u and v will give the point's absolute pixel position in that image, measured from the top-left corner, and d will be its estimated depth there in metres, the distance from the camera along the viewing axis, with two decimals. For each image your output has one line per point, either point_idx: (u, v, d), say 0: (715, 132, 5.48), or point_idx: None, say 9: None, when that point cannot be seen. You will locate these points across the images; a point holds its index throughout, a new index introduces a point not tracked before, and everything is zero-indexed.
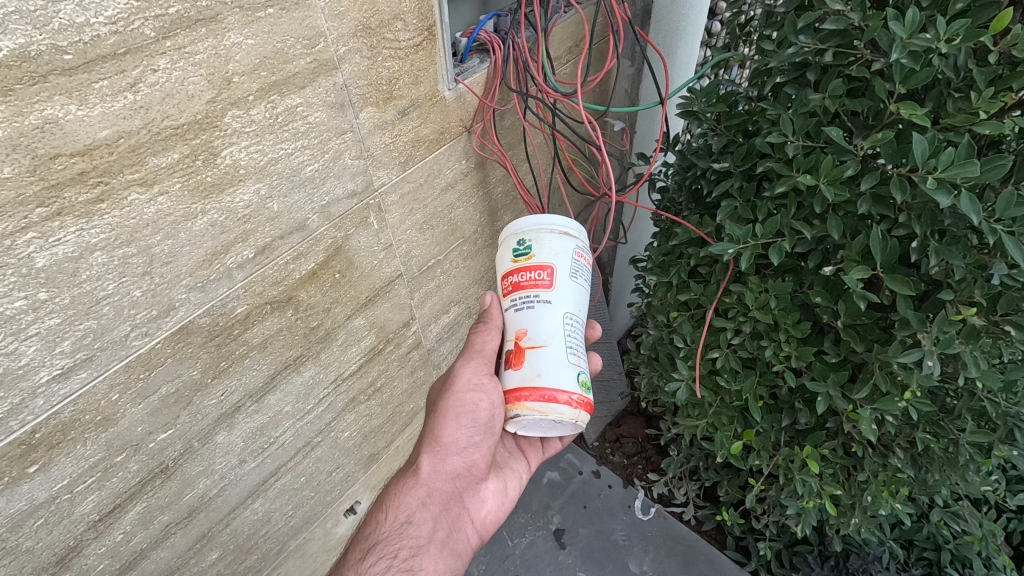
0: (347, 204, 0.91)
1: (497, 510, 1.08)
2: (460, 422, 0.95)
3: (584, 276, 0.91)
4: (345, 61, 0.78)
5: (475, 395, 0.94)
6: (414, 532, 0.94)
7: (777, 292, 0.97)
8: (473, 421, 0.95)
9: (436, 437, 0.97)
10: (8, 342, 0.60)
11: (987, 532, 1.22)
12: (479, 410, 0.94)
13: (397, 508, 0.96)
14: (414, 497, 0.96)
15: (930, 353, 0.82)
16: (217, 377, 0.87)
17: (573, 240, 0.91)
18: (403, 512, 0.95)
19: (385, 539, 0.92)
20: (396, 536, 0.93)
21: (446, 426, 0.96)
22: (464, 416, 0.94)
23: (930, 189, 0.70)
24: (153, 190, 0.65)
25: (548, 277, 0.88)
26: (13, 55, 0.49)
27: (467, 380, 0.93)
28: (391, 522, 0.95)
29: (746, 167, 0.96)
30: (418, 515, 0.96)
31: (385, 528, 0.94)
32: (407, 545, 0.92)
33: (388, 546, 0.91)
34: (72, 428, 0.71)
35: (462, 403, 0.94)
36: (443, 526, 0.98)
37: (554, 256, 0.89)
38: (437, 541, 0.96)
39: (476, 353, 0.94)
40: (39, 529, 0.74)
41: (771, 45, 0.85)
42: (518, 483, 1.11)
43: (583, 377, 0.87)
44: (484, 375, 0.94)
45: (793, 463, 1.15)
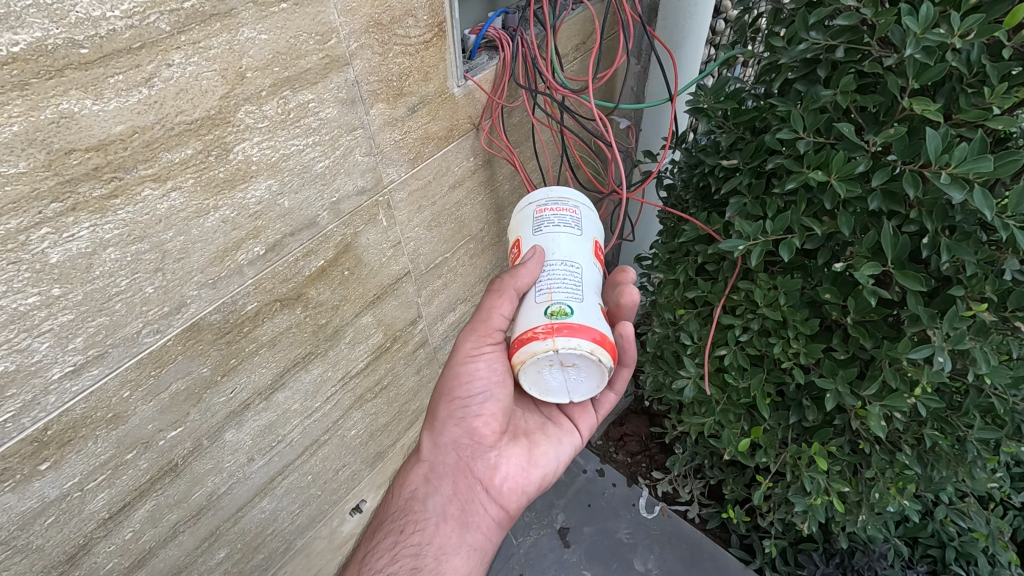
0: (357, 201, 0.91)
1: (525, 482, 1.01)
2: (455, 390, 0.96)
3: (558, 220, 0.95)
4: (356, 57, 0.78)
5: (472, 362, 0.95)
6: (419, 507, 0.95)
7: (786, 289, 0.97)
8: (467, 387, 0.95)
9: (435, 410, 0.99)
10: (21, 338, 0.60)
11: (993, 529, 1.22)
12: (477, 377, 0.95)
13: (403, 486, 0.99)
14: (418, 473, 0.99)
15: (941, 349, 0.82)
16: (227, 375, 0.86)
17: (532, 205, 0.99)
18: (409, 489, 0.98)
19: (393, 515, 0.96)
20: (402, 512, 0.95)
21: (442, 396, 0.97)
22: (456, 384, 0.95)
23: (943, 185, 0.70)
24: (166, 185, 0.65)
25: (518, 248, 0.98)
26: (31, 49, 0.49)
27: (467, 352, 0.95)
28: (399, 499, 0.98)
29: (756, 164, 0.96)
30: (423, 490, 0.97)
31: (393, 505, 0.98)
32: (412, 520, 0.94)
33: (394, 522, 0.94)
34: (83, 425, 0.71)
35: (458, 373, 0.95)
36: (454, 501, 0.97)
37: (521, 229, 0.99)
38: (447, 516, 0.95)
39: (479, 321, 0.94)
40: (50, 527, 0.74)
41: (781, 42, 0.85)
42: (546, 453, 1.04)
43: (555, 306, 0.85)
44: (484, 346, 0.95)
45: (800, 460, 1.15)
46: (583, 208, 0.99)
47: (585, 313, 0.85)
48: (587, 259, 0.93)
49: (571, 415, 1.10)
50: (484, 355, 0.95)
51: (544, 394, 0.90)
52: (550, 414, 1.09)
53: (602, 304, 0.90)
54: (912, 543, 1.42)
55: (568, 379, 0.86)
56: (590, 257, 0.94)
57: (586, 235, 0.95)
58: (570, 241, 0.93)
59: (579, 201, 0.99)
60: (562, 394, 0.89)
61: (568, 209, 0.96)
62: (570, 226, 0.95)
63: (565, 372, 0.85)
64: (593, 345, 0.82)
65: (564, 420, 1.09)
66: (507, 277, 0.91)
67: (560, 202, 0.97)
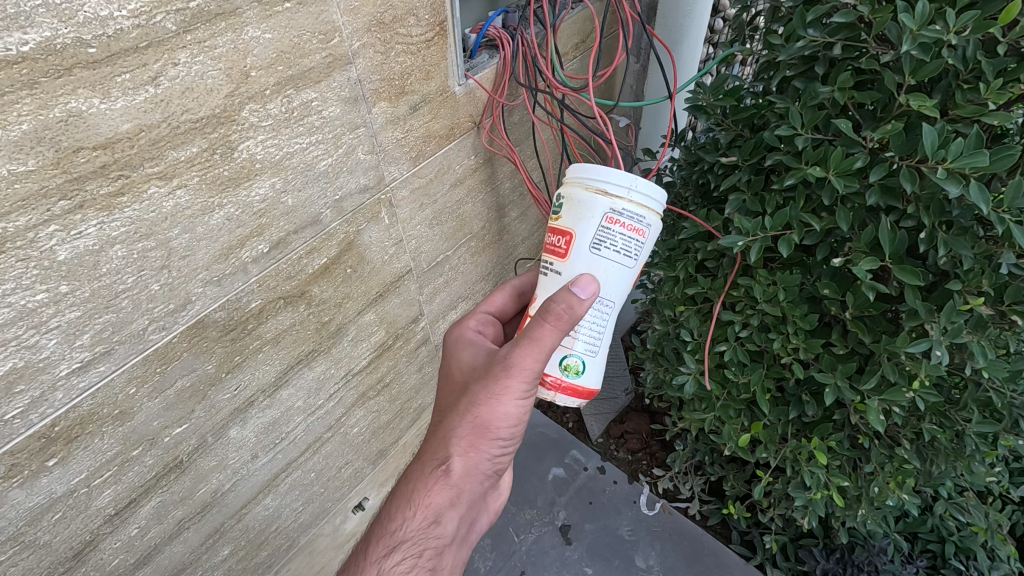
0: (360, 199, 0.92)
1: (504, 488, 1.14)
2: (499, 429, 0.91)
3: (622, 244, 0.85)
4: (359, 56, 0.79)
5: (522, 403, 0.90)
6: (439, 533, 0.93)
7: (785, 284, 0.98)
8: (512, 427, 0.92)
9: (473, 438, 0.91)
10: (30, 335, 0.61)
11: (991, 522, 1.23)
12: (521, 415, 0.92)
13: (424, 509, 0.92)
14: (442, 499, 0.92)
15: (939, 343, 0.83)
16: (231, 372, 0.87)
17: (606, 205, 0.84)
18: (430, 514, 0.92)
19: (411, 538, 0.92)
20: (421, 537, 0.92)
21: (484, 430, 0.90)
22: (508, 424, 0.90)
23: (939, 179, 0.71)
24: (172, 183, 0.65)
25: (565, 245, 0.89)
26: (40, 49, 0.50)
27: (517, 391, 0.89)
28: (418, 521, 0.92)
29: (755, 161, 0.97)
30: (446, 516, 0.93)
31: (411, 527, 0.92)
32: (431, 545, 0.93)
33: (413, 546, 0.91)
34: (90, 421, 0.71)
35: (507, 411, 0.89)
36: (463, 521, 0.98)
37: (579, 223, 0.86)
38: (458, 535, 0.97)
39: (535, 360, 0.87)
40: (57, 523, 0.75)
41: (779, 40, 0.86)
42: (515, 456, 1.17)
43: (569, 361, 0.91)
44: (534, 386, 0.90)
45: (800, 455, 1.16)
46: (654, 221, 0.86)
47: (592, 370, 0.93)
48: (624, 293, 0.91)
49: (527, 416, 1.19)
50: (528, 395, 0.91)
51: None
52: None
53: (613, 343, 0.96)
54: (911, 538, 1.42)
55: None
56: (628, 289, 0.92)
57: (638, 263, 0.89)
58: (619, 274, 0.88)
59: (653, 216, 0.86)
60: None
61: (638, 229, 0.85)
62: (629, 254, 0.86)
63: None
64: (586, 400, 0.95)
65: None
66: (568, 312, 0.85)
67: (634, 216, 0.84)
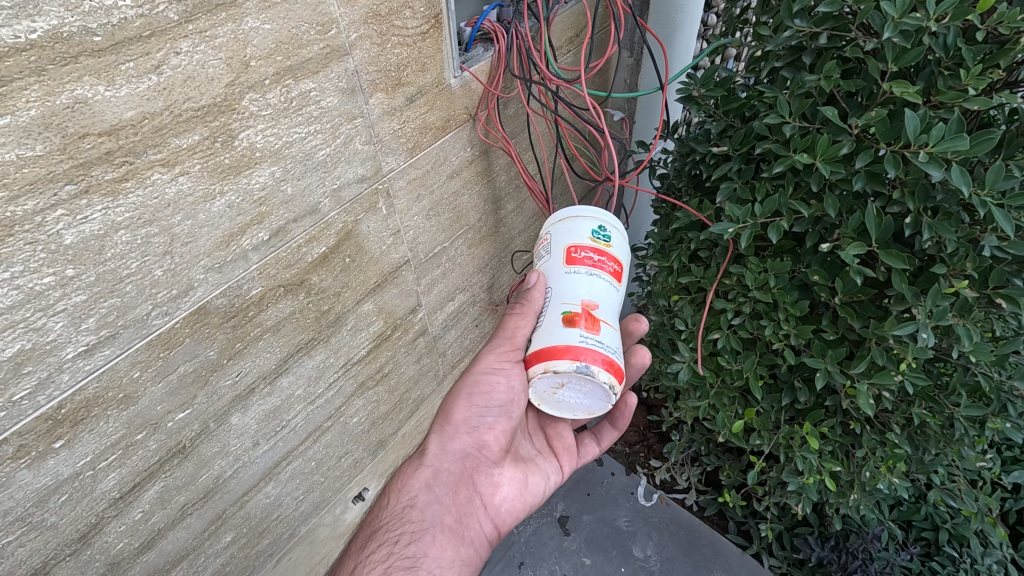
0: (357, 189, 0.93)
1: (519, 506, 1.07)
2: (473, 399, 1.01)
3: (540, 258, 1.02)
4: (356, 48, 0.81)
5: (495, 374, 1.00)
6: (417, 515, 0.97)
7: (775, 271, 1.01)
8: (487, 399, 1.01)
9: (448, 415, 1.04)
10: (38, 317, 0.62)
11: (982, 506, 1.24)
12: (495, 386, 1.00)
13: (400, 492, 1.01)
14: (419, 480, 1.01)
15: (924, 325, 0.85)
16: (232, 358, 0.89)
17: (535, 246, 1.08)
18: (408, 495, 1.00)
19: (387, 526, 0.97)
20: (399, 521, 0.97)
21: (459, 404, 1.03)
22: (479, 393, 1.01)
23: (921, 163, 0.73)
24: (174, 170, 0.67)
25: None
26: (48, 36, 0.52)
27: (489, 364, 1.00)
28: (397, 504, 0.99)
29: (745, 150, 0.98)
30: (422, 497, 0.99)
31: (389, 513, 0.99)
32: (407, 530, 0.96)
33: (388, 533, 0.95)
34: (95, 404, 0.73)
35: (479, 381, 1.00)
36: (450, 512, 0.99)
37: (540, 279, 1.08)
38: (442, 526, 0.97)
39: (504, 339, 0.99)
40: (63, 505, 0.76)
41: (767, 31, 0.88)
42: (538, 481, 1.10)
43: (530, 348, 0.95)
44: (507, 361, 1.00)
45: (793, 440, 1.17)
46: (554, 227, 1.00)
47: (540, 341, 0.90)
48: (557, 275, 0.95)
49: (571, 449, 1.17)
50: (504, 371, 1.00)
51: (592, 412, 0.96)
52: (543, 447, 1.14)
53: (568, 310, 0.89)
54: (905, 526, 1.43)
55: (584, 393, 0.90)
56: (561, 270, 0.95)
57: (554, 251, 0.97)
58: (544, 270, 0.98)
59: (552, 224, 1.01)
60: (601, 395, 0.89)
61: (542, 240, 1.02)
62: (543, 256, 1.00)
63: (567, 388, 0.90)
64: (544, 364, 0.87)
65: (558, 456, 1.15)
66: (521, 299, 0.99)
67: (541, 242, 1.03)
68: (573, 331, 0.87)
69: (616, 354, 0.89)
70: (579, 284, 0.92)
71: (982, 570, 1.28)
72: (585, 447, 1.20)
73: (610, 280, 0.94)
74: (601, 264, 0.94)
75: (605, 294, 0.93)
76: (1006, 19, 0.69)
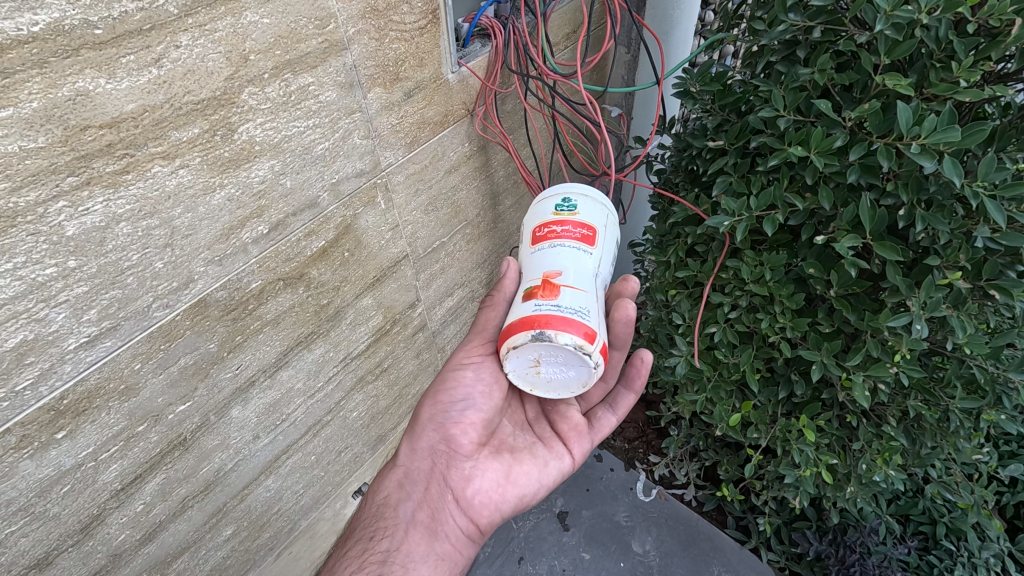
0: (356, 182, 0.94)
1: (507, 499, 1.01)
2: (439, 394, 1.03)
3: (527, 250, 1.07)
4: (354, 42, 0.81)
5: (463, 369, 1.03)
6: (390, 513, 0.97)
7: (771, 265, 1.01)
8: (453, 393, 1.02)
9: (418, 415, 1.05)
10: (40, 308, 0.63)
11: (978, 499, 1.24)
12: (462, 380, 1.02)
13: (376, 493, 1.02)
14: (392, 479, 1.01)
15: (919, 317, 0.86)
16: (233, 351, 0.90)
17: None
18: (382, 494, 1.00)
19: (363, 524, 0.98)
20: (373, 519, 0.97)
21: (428, 401, 1.04)
22: (446, 388, 1.02)
23: (913, 155, 0.74)
24: (175, 163, 0.68)
25: None
26: (49, 29, 0.53)
27: (460, 359, 1.04)
28: (372, 504, 1.00)
29: (740, 144, 0.99)
30: (394, 496, 0.99)
31: (366, 514, 1.00)
32: (380, 527, 0.96)
33: (364, 530, 0.96)
34: (97, 395, 0.74)
35: (448, 377, 1.03)
36: (424, 509, 0.98)
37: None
38: (416, 523, 0.97)
39: (477, 332, 1.04)
40: (66, 495, 0.77)
41: (763, 26, 0.89)
42: (526, 471, 1.03)
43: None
44: (477, 355, 1.03)
45: (790, 433, 1.18)
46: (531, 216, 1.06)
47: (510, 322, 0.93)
48: (527, 258, 0.98)
49: (571, 437, 1.10)
50: (473, 365, 1.03)
51: (586, 382, 0.90)
52: (544, 433, 1.10)
53: (529, 286, 0.91)
54: (903, 520, 1.44)
55: (563, 364, 0.88)
56: (529, 253, 0.98)
57: (526, 237, 1.02)
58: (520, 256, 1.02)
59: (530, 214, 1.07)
60: (575, 360, 0.86)
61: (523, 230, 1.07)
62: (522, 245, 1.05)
63: (547, 362, 0.88)
64: (507, 344, 0.88)
65: (557, 442, 1.09)
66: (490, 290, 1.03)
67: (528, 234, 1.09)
68: (528, 303, 0.88)
69: (583, 315, 0.86)
70: (543, 259, 0.94)
71: (980, 563, 1.28)
72: (600, 421, 1.13)
73: (580, 245, 0.94)
74: (569, 233, 0.95)
75: (571, 262, 0.92)
76: (996, 12, 0.70)
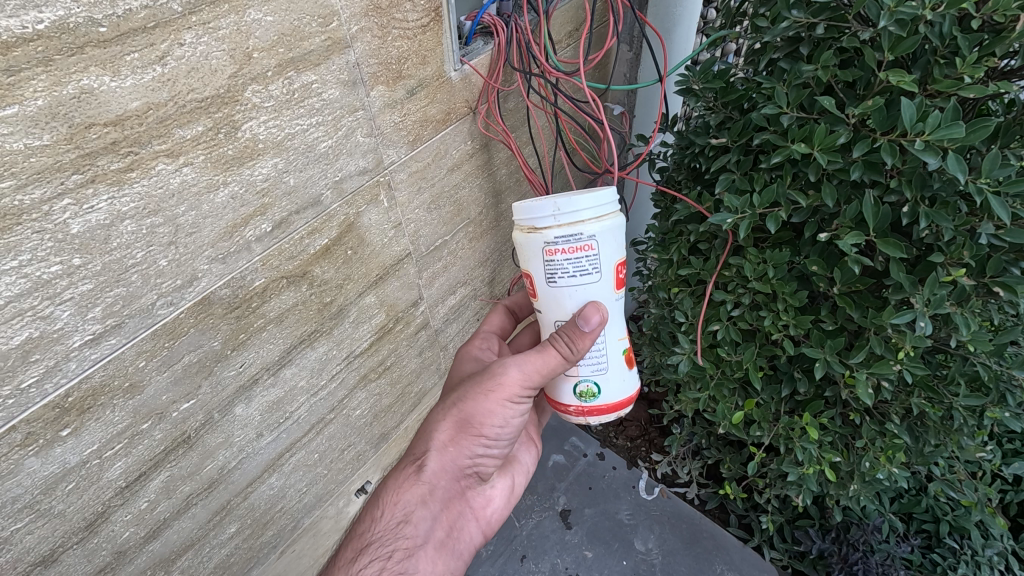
0: (359, 180, 0.94)
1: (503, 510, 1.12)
2: (483, 426, 0.95)
3: (568, 262, 0.85)
4: (357, 40, 0.81)
5: (513, 406, 0.95)
6: (410, 532, 0.93)
7: (774, 262, 1.01)
8: (497, 429, 0.97)
9: (453, 435, 0.96)
10: (45, 305, 0.63)
11: (982, 497, 1.23)
12: (508, 416, 0.96)
13: (393, 505, 0.94)
14: (415, 494, 0.95)
15: (922, 314, 0.86)
16: (236, 349, 0.90)
17: (541, 237, 0.84)
18: (402, 511, 0.94)
19: (379, 539, 0.92)
20: (391, 536, 0.92)
21: (468, 427, 0.95)
22: (493, 424, 0.95)
23: (918, 151, 0.74)
24: (179, 160, 0.68)
25: (532, 286, 0.92)
26: (54, 27, 0.53)
27: (511, 393, 0.93)
28: (389, 518, 0.94)
29: (744, 142, 0.99)
30: (416, 514, 0.95)
31: (379, 526, 0.94)
32: (400, 546, 0.92)
33: (381, 548, 0.91)
34: (102, 393, 0.74)
35: (495, 409, 0.94)
36: (441, 525, 0.98)
37: (530, 263, 0.88)
38: (434, 541, 0.96)
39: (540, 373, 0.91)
40: (71, 493, 0.77)
41: (766, 22, 0.89)
42: (518, 483, 1.15)
43: (583, 387, 0.95)
44: (528, 393, 0.95)
45: (793, 430, 1.18)
46: (599, 228, 0.84)
47: (610, 385, 0.95)
48: (609, 302, 0.90)
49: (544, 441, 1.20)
50: (523, 402, 0.96)
51: None
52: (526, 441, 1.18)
53: (625, 348, 0.97)
54: (907, 519, 1.43)
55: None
56: (612, 297, 0.90)
57: (605, 273, 0.87)
58: (590, 291, 0.88)
59: (595, 224, 0.83)
60: None
61: (580, 246, 0.84)
62: (585, 271, 0.86)
63: None
64: (619, 412, 0.98)
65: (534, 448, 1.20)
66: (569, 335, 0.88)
67: (571, 238, 0.83)
68: (631, 372, 0.98)
69: None
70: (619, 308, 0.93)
71: (983, 562, 1.28)
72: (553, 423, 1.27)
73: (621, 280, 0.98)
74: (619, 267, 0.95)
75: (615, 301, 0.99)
76: (1001, 7, 0.70)
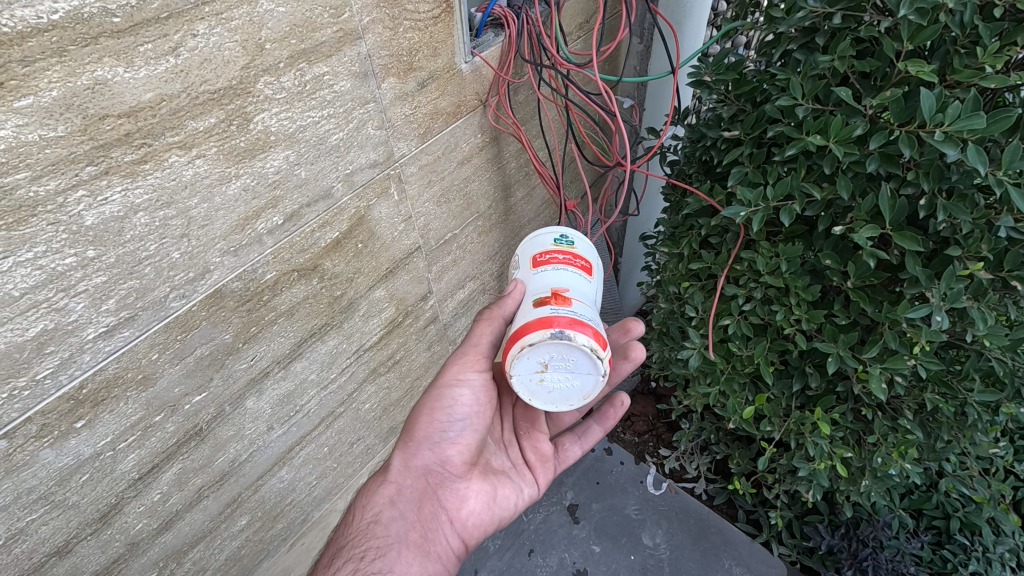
0: (369, 174, 0.94)
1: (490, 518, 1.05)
2: (434, 413, 1.00)
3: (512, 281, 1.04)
4: (368, 32, 0.81)
5: (458, 385, 1.00)
6: (380, 531, 0.94)
7: (787, 256, 1.00)
8: (449, 411, 1.00)
9: (411, 429, 1.01)
10: (60, 298, 0.63)
11: (994, 493, 1.23)
12: (458, 399, 1.00)
13: (364, 508, 0.97)
14: (383, 495, 0.98)
15: (939, 308, 0.85)
16: (248, 342, 0.90)
17: None
18: (371, 511, 0.97)
19: (353, 541, 0.93)
20: (362, 538, 0.93)
21: (421, 418, 1.00)
22: (440, 406, 0.99)
23: (937, 143, 0.73)
24: (191, 153, 0.68)
25: None
26: (69, 17, 0.53)
27: (454, 374, 1.00)
28: (362, 520, 0.96)
29: (757, 135, 0.98)
30: (385, 514, 0.96)
31: (353, 529, 0.95)
32: (373, 545, 0.92)
33: (353, 549, 0.92)
34: (115, 385, 0.74)
35: (443, 393, 0.99)
36: (415, 527, 0.97)
37: None
38: (408, 540, 0.95)
39: (470, 348, 0.99)
40: (85, 484, 0.78)
41: (780, 13, 0.88)
42: (510, 494, 1.09)
43: None
44: (471, 371, 1.00)
45: (804, 426, 1.17)
46: (525, 248, 1.04)
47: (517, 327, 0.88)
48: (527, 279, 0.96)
49: (538, 465, 1.16)
50: (468, 381, 1.00)
51: (588, 394, 0.88)
52: (518, 459, 1.14)
53: (539, 297, 0.89)
54: (917, 515, 1.42)
55: (570, 370, 0.86)
56: (530, 275, 0.96)
57: (522, 266, 1.00)
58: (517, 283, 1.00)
59: (522, 247, 1.05)
60: (585, 363, 0.84)
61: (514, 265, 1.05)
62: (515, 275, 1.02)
63: (550, 370, 0.86)
64: (519, 343, 0.84)
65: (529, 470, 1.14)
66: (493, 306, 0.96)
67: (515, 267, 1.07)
68: (542, 308, 0.86)
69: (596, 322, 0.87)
70: (544, 278, 0.93)
71: (994, 558, 1.27)
72: (566, 449, 1.21)
73: (580, 274, 0.94)
74: (570, 261, 0.96)
75: (576, 284, 0.92)
76: None
